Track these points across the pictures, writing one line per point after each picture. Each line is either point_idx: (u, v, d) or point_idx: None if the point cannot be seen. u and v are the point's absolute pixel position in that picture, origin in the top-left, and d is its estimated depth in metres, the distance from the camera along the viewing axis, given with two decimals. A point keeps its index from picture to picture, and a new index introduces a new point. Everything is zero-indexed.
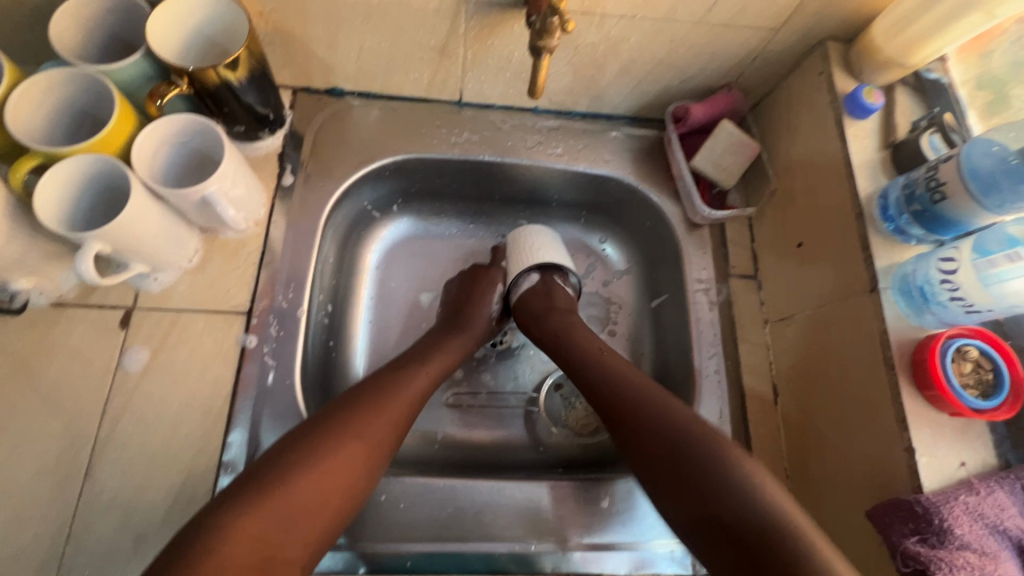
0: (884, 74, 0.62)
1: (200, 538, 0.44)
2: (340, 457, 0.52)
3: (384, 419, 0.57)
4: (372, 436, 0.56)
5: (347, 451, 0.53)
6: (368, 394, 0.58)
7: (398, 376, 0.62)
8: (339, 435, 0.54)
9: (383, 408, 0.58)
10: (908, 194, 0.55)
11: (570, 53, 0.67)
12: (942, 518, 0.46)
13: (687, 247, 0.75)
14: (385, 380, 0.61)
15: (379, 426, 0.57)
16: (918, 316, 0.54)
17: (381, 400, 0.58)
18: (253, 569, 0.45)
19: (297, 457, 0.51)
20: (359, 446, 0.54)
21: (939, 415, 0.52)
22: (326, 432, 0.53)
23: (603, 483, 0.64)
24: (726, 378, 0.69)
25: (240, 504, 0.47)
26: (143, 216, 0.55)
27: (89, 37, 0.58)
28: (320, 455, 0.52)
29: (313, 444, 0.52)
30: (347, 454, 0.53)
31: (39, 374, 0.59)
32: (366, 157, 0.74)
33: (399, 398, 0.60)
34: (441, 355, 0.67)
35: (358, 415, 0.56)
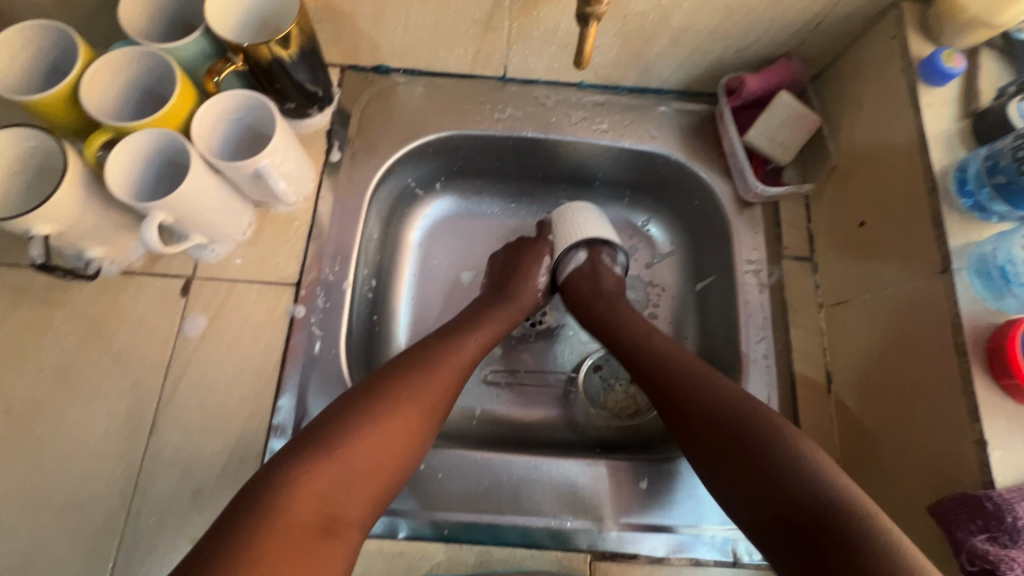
0: (967, 36, 0.56)
1: (265, 494, 0.47)
2: (395, 421, 0.54)
3: (438, 384, 0.59)
4: (426, 401, 0.57)
5: (402, 415, 0.55)
6: (421, 360, 0.60)
7: (449, 343, 0.63)
8: (395, 398, 0.55)
9: (436, 373, 0.59)
10: (991, 165, 0.50)
11: (618, 23, 0.65)
12: (1015, 516, 0.43)
13: (737, 226, 0.72)
14: (438, 346, 0.62)
15: (432, 391, 0.58)
16: (997, 299, 0.49)
17: (434, 365, 0.60)
18: (317, 527, 0.47)
19: (355, 418, 0.53)
20: (414, 411, 0.56)
21: (1016, 407, 0.47)
22: (382, 395, 0.55)
23: (641, 464, 0.63)
24: (776, 363, 0.66)
25: (301, 463, 0.49)
26: (201, 188, 0.58)
27: (154, 17, 0.61)
28: (375, 416, 0.53)
29: (370, 405, 0.54)
30: (403, 418, 0.55)
31: (111, 336, 0.64)
32: (410, 134, 0.75)
33: (451, 363, 0.61)
34: (489, 323, 0.68)
35: (412, 380, 0.57)
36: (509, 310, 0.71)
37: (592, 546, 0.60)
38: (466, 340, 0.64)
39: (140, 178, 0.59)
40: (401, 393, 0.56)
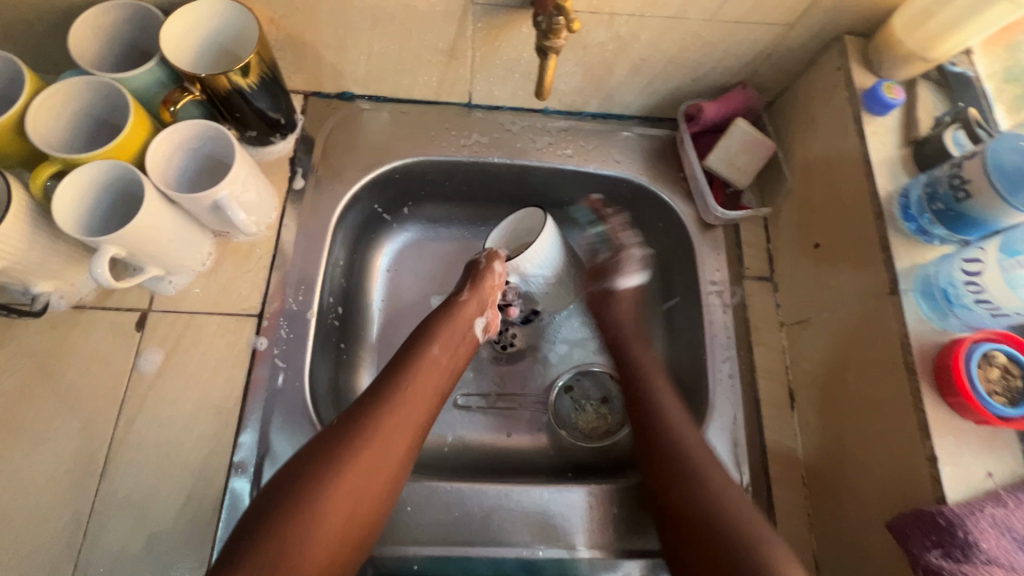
0: (904, 69, 0.59)
1: None
2: (360, 468, 0.52)
3: (402, 420, 0.57)
4: (394, 442, 0.55)
5: (368, 458, 0.53)
6: (385, 397, 0.57)
7: (409, 372, 0.60)
8: (346, 460, 0.52)
9: (395, 410, 0.57)
10: (931, 192, 0.53)
11: (578, 53, 0.66)
12: (966, 531, 0.44)
13: (700, 248, 0.74)
14: (395, 379, 0.59)
15: (401, 431, 0.56)
16: (941, 319, 0.51)
17: (395, 400, 0.57)
18: None
19: (321, 472, 0.51)
20: (366, 473, 0.52)
21: (963, 424, 0.49)
22: (346, 444, 0.53)
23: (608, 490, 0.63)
24: (741, 382, 0.68)
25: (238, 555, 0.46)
26: (156, 221, 0.56)
27: (107, 46, 0.60)
28: (339, 468, 0.51)
29: (333, 455, 0.52)
30: (355, 482, 0.51)
31: (59, 376, 0.61)
32: (375, 160, 0.74)
33: (412, 399, 0.58)
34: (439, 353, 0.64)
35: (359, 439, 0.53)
36: (463, 328, 0.68)
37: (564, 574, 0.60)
38: (432, 369, 0.62)
39: (93, 213, 0.57)
40: (365, 440, 0.53)
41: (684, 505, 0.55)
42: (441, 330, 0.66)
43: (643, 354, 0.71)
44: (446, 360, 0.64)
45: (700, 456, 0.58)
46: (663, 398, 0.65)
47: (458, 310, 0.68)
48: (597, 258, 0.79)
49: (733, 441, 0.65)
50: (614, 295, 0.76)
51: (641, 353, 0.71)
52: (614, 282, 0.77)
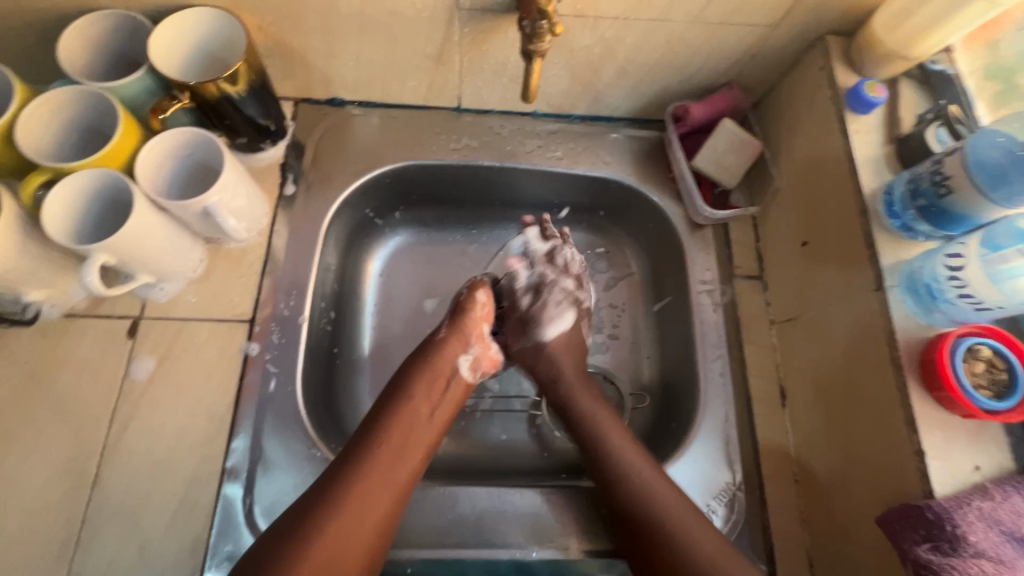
0: (886, 68, 0.60)
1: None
2: (331, 541, 0.51)
3: (376, 484, 0.55)
4: (368, 509, 0.53)
5: (338, 530, 0.51)
6: (357, 461, 0.55)
7: (384, 432, 0.58)
8: (350, 480, 0.54)
9: (368, 476, 0.55)
10: (913, 189, 0.53)
11: (565, 57, 0.67)
12: (954, 524, 0.44)
13: (690, 248, 0.74)
14: (367, 441, 0.57)
15: (377, 496, 0.54)
16: (926, 315, 0.52)
17: (369, 465, 0.55)
18: None
19: (292, 550, 0.49)
20: (371, 493, 0.54)
21: (950, 418, 0.49)
22: (320, 515, 0.51)
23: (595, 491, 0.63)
24: (732, 381, 0.68)
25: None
26: (147, 228, 0.56)
27: (95, 54, 0.60)
28: (309, 544, 0.50)
29: (302, 528, 0.51)
30: (360, 502, 0.53)
31: (51, 384, 0.61)
32: (365, 166, 0.75)
33: (388, 461, 0.56)
34: (429, 385, 0.62)
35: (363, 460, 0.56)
36: (446, 374, 0.64)
37: (557, 574, 0.60)
38: (412, 424, 0.59)
39: (82, 220, 0.57)
40: (336, 513, 0.52)
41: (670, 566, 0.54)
42: (420, 377, 0.63)
43: (592, 405, 0.65)
44: (426, 412, 0.61)
45: (673, 521, 0.56)
46: (625, 445, 0.61)
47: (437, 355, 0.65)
48: (518, 302, 0.71)
49: (725, 440, 0.65)
50: (541, 344, 0.69)
51: (584, 401, 0.66)
52: (541, 334, 0.69)
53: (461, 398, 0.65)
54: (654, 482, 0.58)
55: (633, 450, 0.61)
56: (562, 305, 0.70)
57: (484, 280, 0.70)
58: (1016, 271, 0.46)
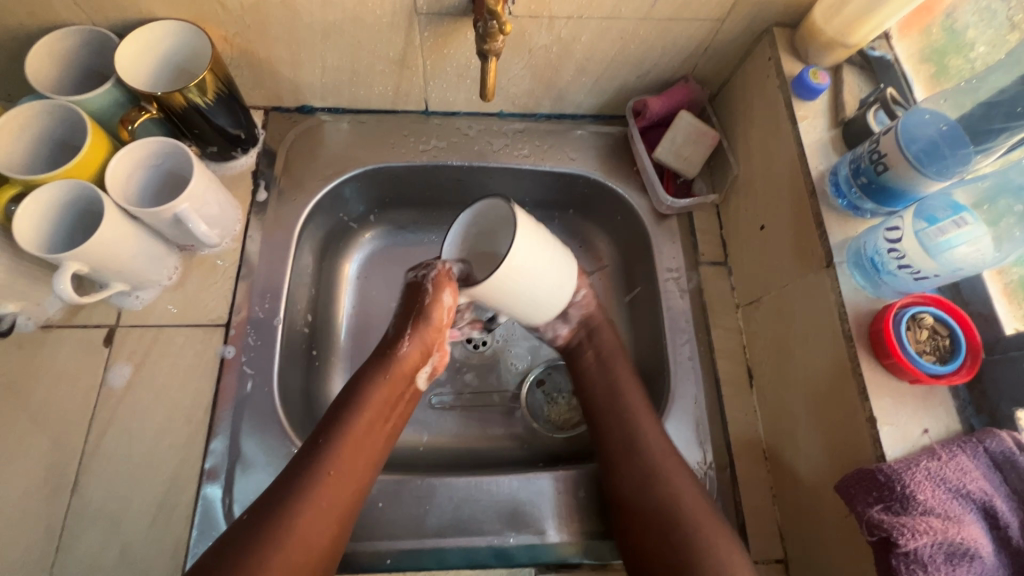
0: (828, 55, 0.63)
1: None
2: (280, 568, 0.50)
3: (326, 509, 0.54)
4: (315, 534, 0.53)
5: (289, 558, 0.51)
6: (311, 468, 0.56)
7: (335, 443, 0.57)
8: (307, 485, 0.55)
9: (317, 502, 0.54)
10: (855, 168, 0.56)
11: (524, 56, 0.69)
12: (904, 484, 0.46)
13: (656, 237, 0.76)
14: (317, 463, 0.56)
15: (321, 520, 0.54)
16: (874, 288, 0.54)
17: (324, 474, 0.56)
18: None
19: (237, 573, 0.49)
20: (327, 501, 0.55)
21: (899, 384, 0.52)
22: (268, 541, 0.51)
23: (572, 476, 0.65)
24: (701, 363, 0.70)
25: None
26: (118, 236, 0.57)
27: (62, 69, 0.62)
28: (254, 571, 0.49)
29: (251, 554, 0.50)
30: (320, 509, 0.54)
31: (28, 394, 0.62)
32: (336, 170, 0.76)
33: (337, 486, 0.56)
34: (380, 395, 0.62)
35: (318, 466, 0.56)
36: (397, 386, 0.64)
37: (536, 559, 0.61)
38: (365, 434, 0.59)
39: (55, 230, 0.58)
40: (284, 539, 0.51)
41: (652, 510, 0.58)
42: (367, 393, 0.61)
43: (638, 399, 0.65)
44: (377, 424, 0.61)
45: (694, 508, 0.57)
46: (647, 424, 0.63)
47: (390, 364, 0.64)
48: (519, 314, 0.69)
49: (696, 421, 0.67)
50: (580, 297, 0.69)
51: (630, 397, 0.65)
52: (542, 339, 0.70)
53: (411, 406, 0.66)
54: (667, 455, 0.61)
55: (654, 432, 0.63)
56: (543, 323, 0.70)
57: (449, 274, 0.63)
58: (953, 242, 0.48)
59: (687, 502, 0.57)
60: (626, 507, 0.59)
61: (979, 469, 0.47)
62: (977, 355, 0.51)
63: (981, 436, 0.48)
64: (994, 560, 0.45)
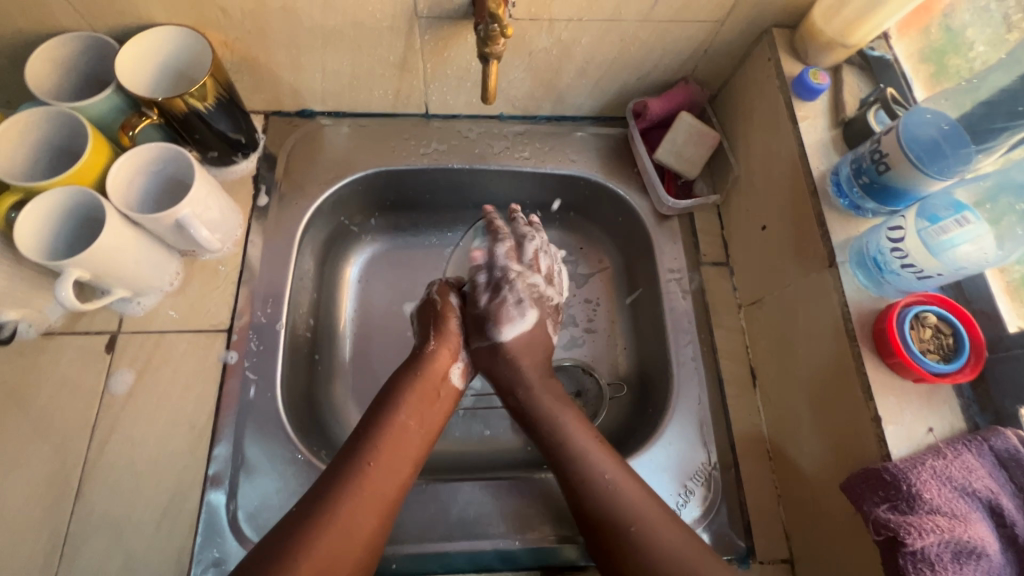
0: (828, 56, 0.63)
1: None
2: (319, 564, 0.50)
3: (366, 505, 0.54)
4: (356, 529, 0.53)
5: (328, 553, 0.51)
6: (349, 470, 0.55)
7: (373, 443, 0.57)
8: (346, 485, 0.54)
9: (356, 498, 0.54)
10: (857, 168, 0.56)
11: (525, 59, 0.69)
12: (910, 483, 0.46)
13: (657, 238, 0.76)
14: (357, 458, 0.56)
15: (363, 514, 0.54)
16: (877, 287, 0.54)
17: (363, 476, 0.55)
18: None
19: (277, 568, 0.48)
20: (368, 503, 0.54)
21: (903, 383, 0.52)
22: (309, 536, 0.51)
23: None
24: (703, 364, 0.70)
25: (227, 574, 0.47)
26: (120, 242, 0.57)
27: (63, 75, 0.62)
28: (294, 566, 0.49)
29: (289, 549, 0.50)
30: (357, 512, 0.53)
31: (30, 402, 0.61)
32: (337, 174, 0.76)
33: (376, 480, 0.56)
34: (414, 398, 0.62)
35: (359, 466, 0.56)
36: (437, 385, 0.64)
37: (541, 562, 0.61)
38: (401, 436, 0.59)
39: (56, 236, 0.58)
40: (325, 535, 0.51)
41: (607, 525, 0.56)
42: (408, 392, 0.62)
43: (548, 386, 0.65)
44: (414, 427, 0.60)
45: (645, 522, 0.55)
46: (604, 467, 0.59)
47: (430, 363, 0.64)
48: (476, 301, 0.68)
49: (700, 421, 0.67)
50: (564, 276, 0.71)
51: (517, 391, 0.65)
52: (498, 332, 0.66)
53: (451, 408, 0.65)
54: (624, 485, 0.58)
55: (628, 479, 0.58)
56: (523, 304, 0.67)
57: (450, 284, 0.69)
58: (956, 241, 0.49)
59: (663, 552, 0.54)
60: (637, 553, 0.54)
61: (984, 467, 0.47)
62: (980, 353, 0.51)
63: (985, 434, 0.48)
64: (1000, 558, 0.45)
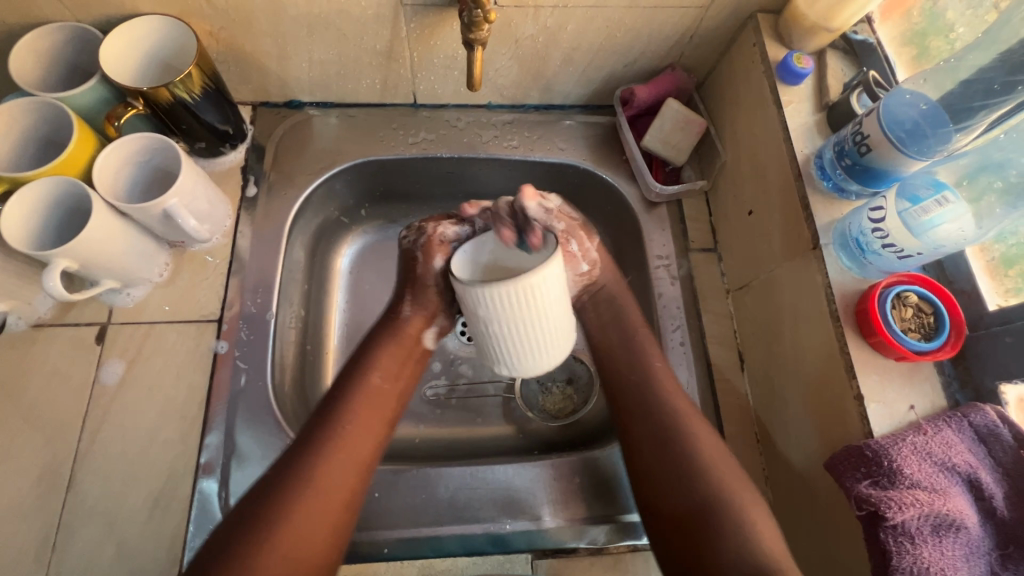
0: (812, 40, 0.63)
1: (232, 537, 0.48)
2: (310, 514, 0.51)
3: (350, 459, 0.55)
4: (340, 481, 0.54)
5: (320, 503, 0.52)
6: (330, 421, 0.57)
7: (351, 397, 0.59)
8: (328, 435, 0.55)
9: (343, 452, 0.55)
10: (839, 150, 0.57)
11: (511, 46, 0.69)
12: (891, 459, 0.47)
13: (646, 225, 0.77)
14: (342, 416, 0.57)
15: (348, 467, 0.55)
16: (860, 268, 0.55)
17: (344, 427, 0.56)
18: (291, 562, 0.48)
19: (267, 522, 0.49)
20: (348, 453, 0.55)
21: (885, 362, 0.52)
22: (298, 489, 0.51)
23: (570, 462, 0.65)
24: (692, 349, 0.71)
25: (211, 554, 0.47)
26: (107, 232, 0.57)
27: (48, 66, 0.62)
28: (285, 518, 0.50)
29: (278, 504, 0.50)
30: (341, 460, 0.55)
31: (20, 394, 0.61)
32: (325, 164, 0.76)
33: (356, 433, 0.57)
34: (391, 359, 0.63)
35: (339, 419, 0.57)
36: (417, 350, 0.66)
37: (532, 545, 0.62)
38: (375, 393, 0.60)
39: (43, 226, 0.58)
40: (316, 487, 0.52)
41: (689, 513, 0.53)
42: (381, 353, 0.63)
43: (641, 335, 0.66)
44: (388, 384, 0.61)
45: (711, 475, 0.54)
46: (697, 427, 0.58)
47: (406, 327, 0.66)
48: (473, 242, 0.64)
49: None
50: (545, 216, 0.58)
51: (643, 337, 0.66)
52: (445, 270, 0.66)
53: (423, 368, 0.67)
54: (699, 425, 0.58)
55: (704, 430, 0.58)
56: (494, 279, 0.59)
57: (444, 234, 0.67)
58: (936, 221, 0.49)
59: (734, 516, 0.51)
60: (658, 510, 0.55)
61: (964, 442, 0.48)
62: (961, 331, 0.51)
63: (965, 411, 0.49)
64: (980, 531, 0.46)
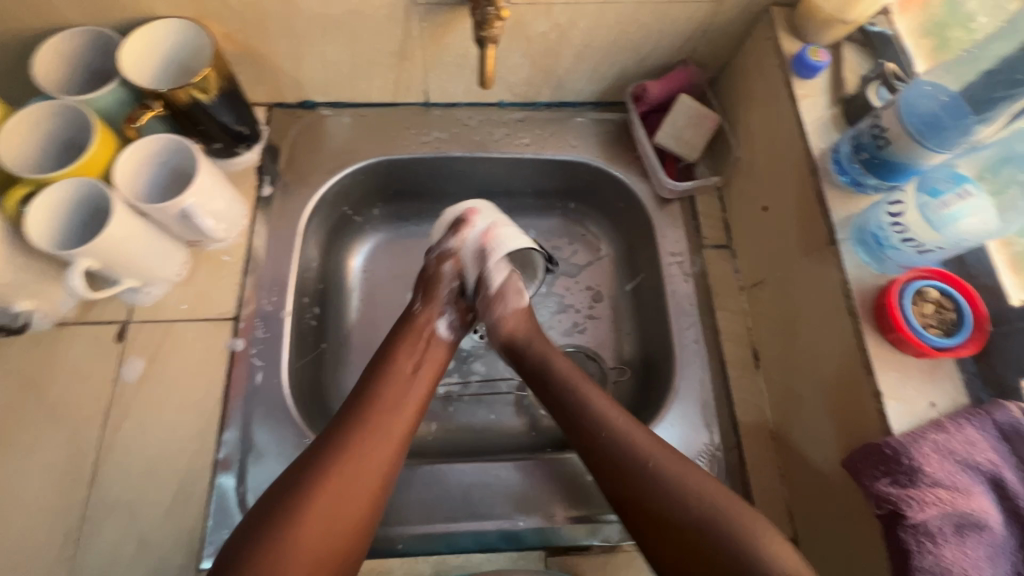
0: (827, 33, 0.63)
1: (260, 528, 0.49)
2: (338, 488, 0.52)
3: (354, 486, 0.53)
4: (368, 459, 0.54)
5: (351, 477, 0.53)
6: (368, 395, 0.59)
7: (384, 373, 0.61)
8: (362, 415, 0.57)
9: (342, 478, 0.52)
10: (856, 144, 0.56)
11: (523, 44, 0.70)
12: (911, 458, 0.46)
13: (659, 222, 0.76)
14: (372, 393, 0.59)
15: (374, 447, 0.55)
16: (878, 263, 0.54)
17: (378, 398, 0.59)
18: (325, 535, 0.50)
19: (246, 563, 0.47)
20: (381, 434, 0.56)
21: (905, 359, 0.51)
22: (323, 467, 0.53)
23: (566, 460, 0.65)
24: (706, 347, 0.70)
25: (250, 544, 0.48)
26: (129, 233, 0.59)
27: (69, 70, 0.63)
28: (312, 490, 0.51)
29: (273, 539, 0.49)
30: (375, 439, 0.56)
31: (45, 390, 0.63)
32: (339, 164, 0.77)
33: (390, 413, 0.58)
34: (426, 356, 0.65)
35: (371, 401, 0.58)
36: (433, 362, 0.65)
37: (546, 542, 0.62)
38: (399, 380, 0.61)
39: (64, 225, 0.59)
40: (332, 468, 0.53)
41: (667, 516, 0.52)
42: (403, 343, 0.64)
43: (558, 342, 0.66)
44: (409, 369, 0.62)
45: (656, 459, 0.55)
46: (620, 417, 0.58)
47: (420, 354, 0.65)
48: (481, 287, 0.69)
49: (702, 403, 0.67)
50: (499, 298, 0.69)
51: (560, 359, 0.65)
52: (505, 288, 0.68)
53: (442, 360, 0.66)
54: (664, 458, 0.55)
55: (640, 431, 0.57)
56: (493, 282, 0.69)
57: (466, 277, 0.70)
58: (958, 215, 0.49)
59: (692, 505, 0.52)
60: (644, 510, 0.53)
61: (986, 441, 0.47)
62: (982, 327, 0.51)
63: (988, 409, 0.48)
64: (1004, 531, 0.45)
